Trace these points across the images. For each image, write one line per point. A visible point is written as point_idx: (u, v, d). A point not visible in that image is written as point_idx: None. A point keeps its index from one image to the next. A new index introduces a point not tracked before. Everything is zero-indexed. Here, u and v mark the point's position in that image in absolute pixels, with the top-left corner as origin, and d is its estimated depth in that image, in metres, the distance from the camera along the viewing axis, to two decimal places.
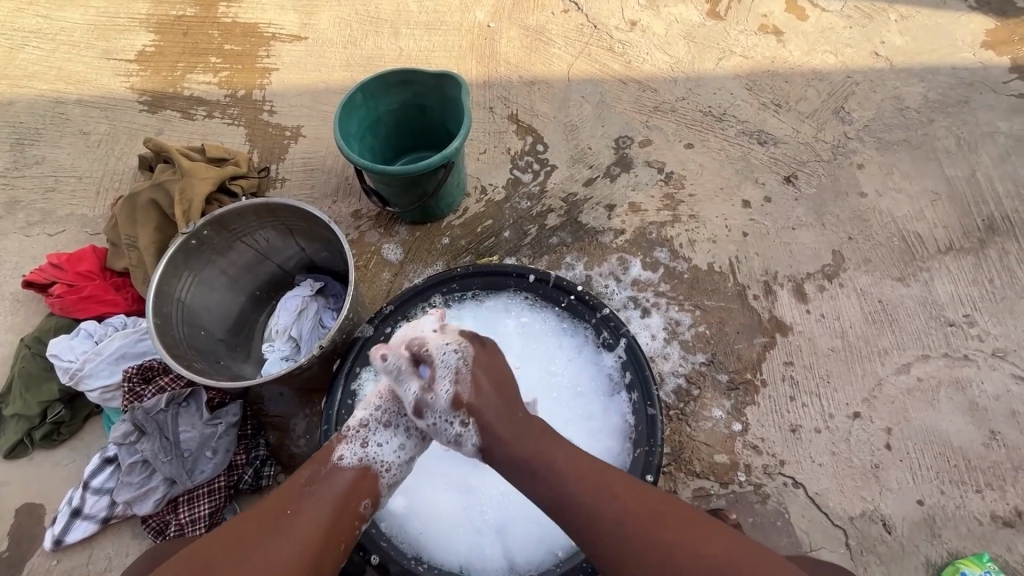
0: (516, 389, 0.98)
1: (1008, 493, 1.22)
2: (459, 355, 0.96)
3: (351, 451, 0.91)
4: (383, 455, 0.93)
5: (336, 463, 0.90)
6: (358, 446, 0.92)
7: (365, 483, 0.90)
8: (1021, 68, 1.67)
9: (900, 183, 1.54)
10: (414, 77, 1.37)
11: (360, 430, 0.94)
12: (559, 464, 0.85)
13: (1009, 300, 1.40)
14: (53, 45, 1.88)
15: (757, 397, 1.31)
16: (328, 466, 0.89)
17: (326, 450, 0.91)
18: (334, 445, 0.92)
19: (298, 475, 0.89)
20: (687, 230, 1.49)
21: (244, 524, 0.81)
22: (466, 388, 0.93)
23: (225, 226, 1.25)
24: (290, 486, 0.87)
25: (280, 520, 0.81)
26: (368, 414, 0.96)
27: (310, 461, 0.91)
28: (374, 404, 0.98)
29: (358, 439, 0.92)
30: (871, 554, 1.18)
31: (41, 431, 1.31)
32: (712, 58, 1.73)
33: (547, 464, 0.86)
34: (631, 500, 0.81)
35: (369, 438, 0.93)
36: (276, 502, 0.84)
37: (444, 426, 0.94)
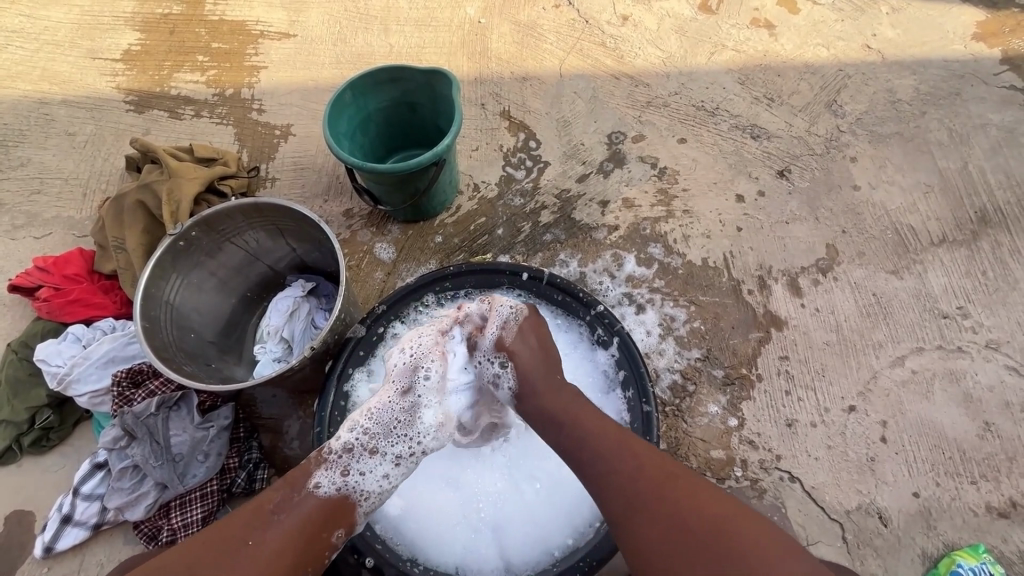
0: (548, 355, 1.01)
1: (1002, 484, 1.22)
2: (514, 312, 1.06)
3: (330, 479, 0.91)
4: (365, 484, 0.94)
5: (311, 491, 0.88)
6: (337, 475, 0.92)
7: (340, 513, 0.89)
8: (1012, 60, 1.68)
9: (893, 176, 1.54)
10: (404, 74, 1.36)
11: (342, 456, 0.94)
12: (590, 421, 0.89)
13: (1002, 291, 1.40)
14: (37, 44, 1.85)
15: (753, 392, 1.31)
16: (302, 493, 0.87)
17: (301, 473, 0.89)
18: (311, 470, 0.90)
19: (267, 496, 0.85)
20: (681, 225, 1.49)
21: (199, 549, 0.77)
22: (512, 334, 1.03)
23: (213, 227, 1.23)
24: (255, 510, 0.83)
25: (242, 551, 0.77)
26: (352, 440, 0.96)
27: (281, 482, 0.88)
28: (361, 425, 0.98)
29: (338, 467, 0.92)
30: (868, 547, 1.18)
31: (29, 437, 1.29)
32: (704, 52, 1.72)
33: (579, 418, 0.90)
34: (647, 462, 0.81)
35: (350, 466, 0.94)
36: (238, 527, 0.80)
37: (487, 364, 1.05)
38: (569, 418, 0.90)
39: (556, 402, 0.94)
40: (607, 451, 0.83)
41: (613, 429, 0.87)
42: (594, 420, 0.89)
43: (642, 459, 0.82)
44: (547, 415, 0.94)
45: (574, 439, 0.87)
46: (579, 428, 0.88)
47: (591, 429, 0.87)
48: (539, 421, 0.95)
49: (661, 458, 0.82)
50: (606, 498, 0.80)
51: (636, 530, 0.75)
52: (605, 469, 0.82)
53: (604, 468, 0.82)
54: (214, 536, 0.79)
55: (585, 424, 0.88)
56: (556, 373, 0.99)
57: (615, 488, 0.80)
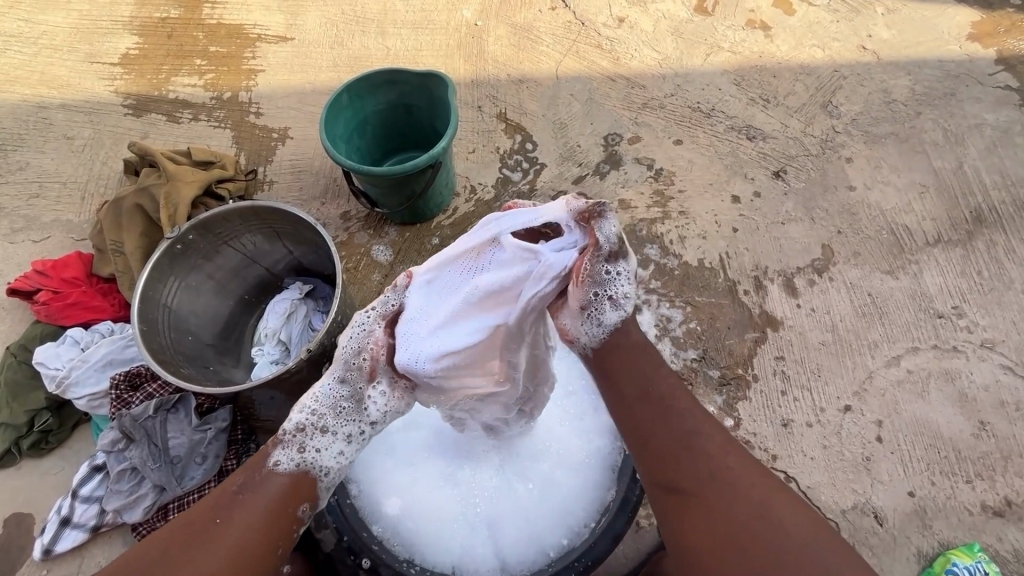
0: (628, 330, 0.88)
1: (997, 483, 1.23)
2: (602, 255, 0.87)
3: (288, 457, 0.86)
4: (322, 461, 0.88)
5: (271, 470, 0.84)
6: (295, 451, 0.87)
7: (303, 488, 0.85)
8: (1006, 60, 1.68)
9: (888, 176, 1.55)
10: (401, 76, 1.37)
11: (298, 434, 0.88)
12: (665, 392, 0.85)
13: (997, 291, 1.40)
14: (36, 48, 1.85)
15: (749, 392, 1.31)
16: (262, 471, 0.83)
17: (260, 455, 0.86)
18: (267, 450, 0.86)
19: (228, 482, 0.82)
20: (677, 226, 1.49)
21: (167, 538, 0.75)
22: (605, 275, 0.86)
23: (210, 230, 1.23)
24: (218, 493, 0.80)
25: (208, 534, 0.75)
26: (303, 420, 0.90)
27: (243, 467, 0.84)
28: (310, 406, 0.91)
29: (294, 445, 0.87)
30: (864, 546, 1.19)
31: (28, 440, 1.30)
32: (701, 53, 1.73)
33: (653, 386, 0.85)
34: (723, 449, 0.79)
35: (306, 443, 0.88)
36: (201, 514, 0.77)
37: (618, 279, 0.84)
38: (640, 380, 0.86)
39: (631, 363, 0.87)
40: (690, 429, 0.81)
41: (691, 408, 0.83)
42: (675, 394, 0.84)
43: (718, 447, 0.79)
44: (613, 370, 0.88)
45: (642, 411, 0.84)
46: (648, 398, 0.84)
47: (663, 397, 0.84)
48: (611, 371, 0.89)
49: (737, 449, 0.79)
50: (668, 467, 0.79)
51: (690, 506, 0.76)
52: (678, 443, 0.80)
53: (676, 444, 0.80)
54: (181, 523, 0.77)
55: (658, 391, 0.85)
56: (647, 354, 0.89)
57: (683, 463, 0.78)
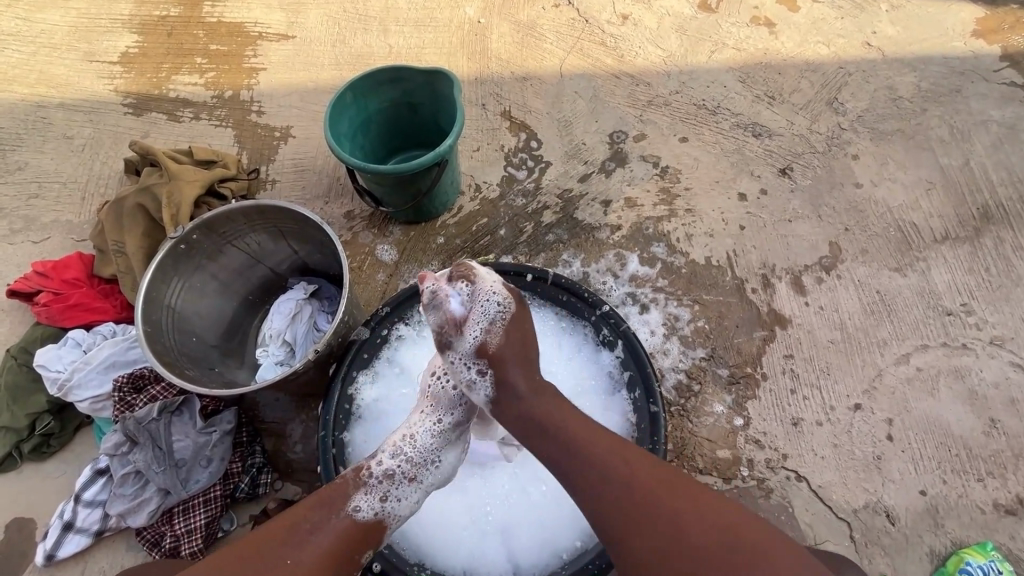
0: (525, 350, 0.97)
1: (1009, 481, 1.22)
2: (501, 307, 0.99)
3: (368, 503, 0.88)
4: (399, 510, 0.92)
5: (350, 514, 0.85)
6: (376, 499, 0.89)
7: (371, 539, 0.86)
8: (1011, 56, 1.68)
9: (895, 173, 1.54)
10: (405, 75, 1.35)
11: (382, 481, 0.92)
12: (571, 421, 0.86)
13: (1005, 287, 1.40)
14: (34, 47, 1.84)
15: (758, 390, 1.30)
16: (339, 515, 0.84)
17: (340, 496, 0.87)
18: (351, 493, 0.88)
19: (302, 514, 0.82)
20: (684, 224, 1.48)
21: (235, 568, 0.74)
22: (496, 338, 0.96)
23: (215, 230, 1.22)
24: (292, 527, 0.80)
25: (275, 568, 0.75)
26: (392, 465, 0.94)
27: (319, 503, 0.84)
28: (400, 451, 0.96)
29: (377, 493, 0.90)
30: (876, 546, 1.18)
31: (29, 444, 1.28)
32: (705, 50, 1.72)
33: (555, 422, 0.86)
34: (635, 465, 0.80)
35: (388, 492, 0.91)
36: (274, 548, 0.77)
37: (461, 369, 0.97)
38: (543, 417, 0.87)
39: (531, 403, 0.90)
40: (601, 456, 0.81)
41: (595, 433, 0.84)
42: (582, 426, 0.85)
43: (635, 462, 0.80)
44: (526, 413, 0.89)
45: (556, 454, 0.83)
46: (555, 442, 0.84)
47: (570, 431, 0.84)
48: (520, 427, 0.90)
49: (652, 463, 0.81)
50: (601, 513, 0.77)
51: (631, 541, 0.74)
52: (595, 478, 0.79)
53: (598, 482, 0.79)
54: (250, 552, 0.76)
55: (563, 427, 0.85)
56: (531, 370, 0.95)
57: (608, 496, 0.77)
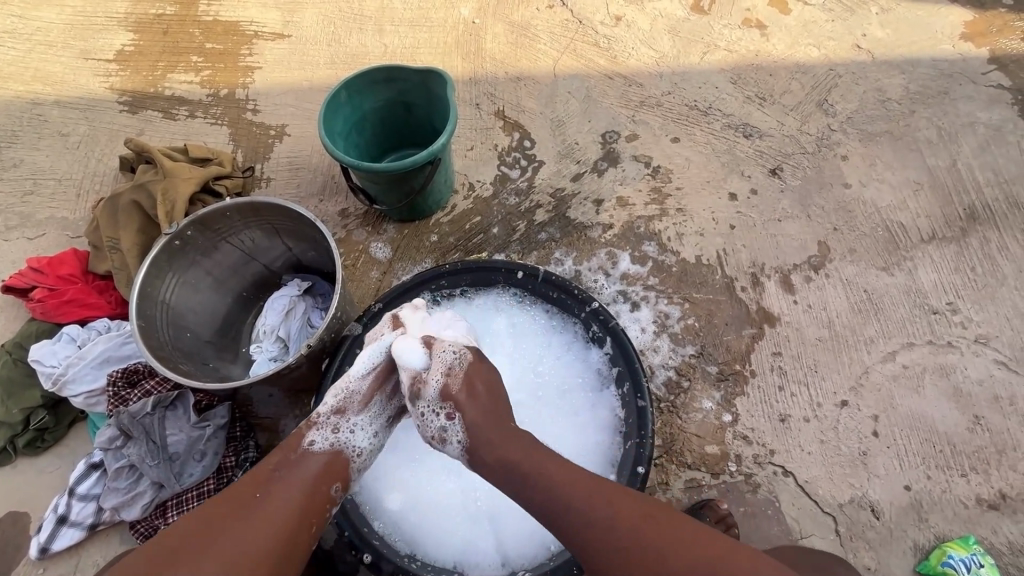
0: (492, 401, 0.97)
1: (992, 477, 1.24)
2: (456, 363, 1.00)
3: (322, 437, 0.92)
4: (355, 440, 0.95)
5: (307, 448, 0.90)
6: (329, 431, 0.93)
7: (336, 466, 0.91)
8: (998, 59, 1.70)
9: (883, 174, 1.56)
10: (399, 74, 1.36)
11: (331, 417, 0.95)
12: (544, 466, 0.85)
13: (990, 287, 1.42)
14: (29, 45, 1.84)
15: (747, 387, 1.32)
16: (299, 452, 0.88)
17: (295, 436, 0.91)
18: (304, 431, 0.92)
19: (267, 459, 0.87)
20: (675, 223, 1.50)
21: (209, 510, 0.78)
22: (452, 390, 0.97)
23: (209, 227, 1.23)
24: (259, 471, 0.85)
25: (252, 506, 0.79)
26: (337, 402, 0.97)
27: (280, 446, 0.89)
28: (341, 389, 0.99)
29: (329, 425, 0.94)
30: (861, 539, 1.20)
31: (23, 439, 1.29)
32: (697, 52, 1.74)
33: (552, 465, 0.85)
34: (619, 506, 0.79)
35: (340, 424, 0.95)
36: (243, 488, 0.81)
37: (431, 418, 0.98)
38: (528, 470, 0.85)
39: (507, 451, 0.88)
40: (591, 505, 0.79)
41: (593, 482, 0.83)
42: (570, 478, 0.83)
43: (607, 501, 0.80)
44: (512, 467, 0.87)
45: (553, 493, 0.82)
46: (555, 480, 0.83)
47: (557, 479, 0.83)
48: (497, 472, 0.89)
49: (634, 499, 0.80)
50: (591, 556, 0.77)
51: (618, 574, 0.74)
52: (583, 528, 0.78)
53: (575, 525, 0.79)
54: (222, 496, 0.80)
55: (551, 478, 0.83)
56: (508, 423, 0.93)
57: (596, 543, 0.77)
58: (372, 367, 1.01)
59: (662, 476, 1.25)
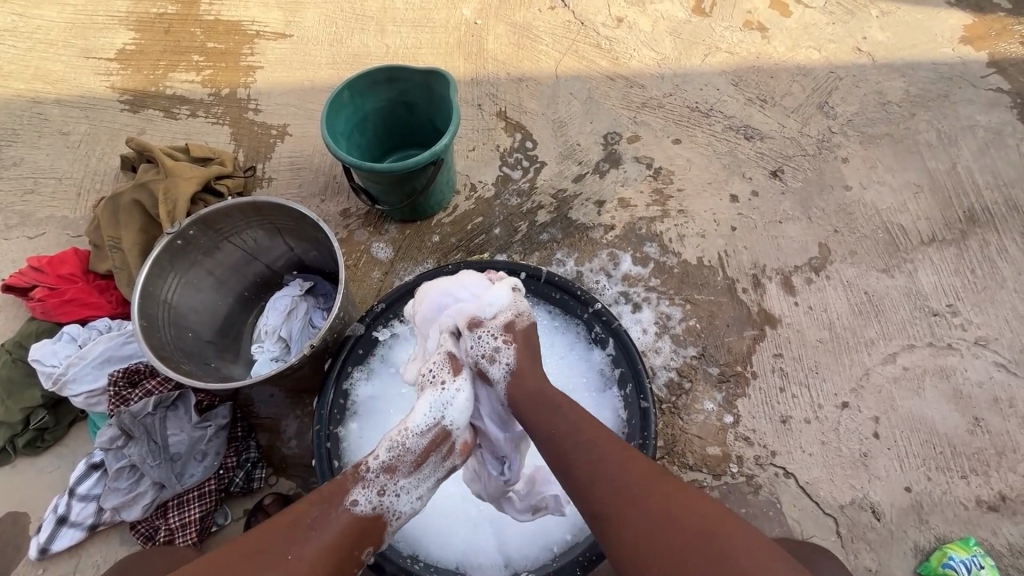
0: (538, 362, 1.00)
1: (992, 478, 1.25)
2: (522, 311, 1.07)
3: (366, 497, 0.84)
4: (398, 505, 0.87)
5: (348, 508, 0.82)
6: (375, 492, 0.85)
7: (373, 532, 0.83)
8: (998, 63, 1.71)
9: (883, 176, 1.57)
10: (402, 74, 1.36)
11: (380, 475, 0.86)
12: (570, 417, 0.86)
13: (990, 289, 1.42)
14: (30, 43, 1.84)
15: (748, 388, 1.32)
16: (339, 509, 0.81)
17: (339, 488, 0.83)
18: (349, 486, 0.84)
19: (301, 509, 0.79)
20: (676, 224, 1.50)
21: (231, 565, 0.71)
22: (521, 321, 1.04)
23: (211, 226, 1.23)
24: (292, 523, 0.77)
25: (280, 567, 0.72)
26: (387, 457, 0.89)
27: (318, 495, 0.82)
28: (394, 441, 0.90)
29: (376, 485, 0.85)
30: (861, 541, 1.20)
31: (23, 438, 1.28)
32: (698, 54, 1.74)
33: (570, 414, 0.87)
34: (631, 461, 0.79)
35: (388, 485, 0.86)
36: (274, 545, 0.74)
37: (485, 339, 1.01)
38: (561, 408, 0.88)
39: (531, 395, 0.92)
40: (603, 454, 0.80)
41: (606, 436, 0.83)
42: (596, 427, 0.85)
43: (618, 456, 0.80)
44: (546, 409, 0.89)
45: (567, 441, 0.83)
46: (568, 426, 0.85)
47: (580, 425, 0.85)
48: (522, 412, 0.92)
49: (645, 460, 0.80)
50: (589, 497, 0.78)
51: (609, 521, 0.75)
52: (591, 471, 0.79)
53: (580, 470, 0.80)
54: (246, 546, 0.74)
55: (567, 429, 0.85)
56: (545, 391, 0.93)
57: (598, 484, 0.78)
58: (430, 426, 0.93)
59: None
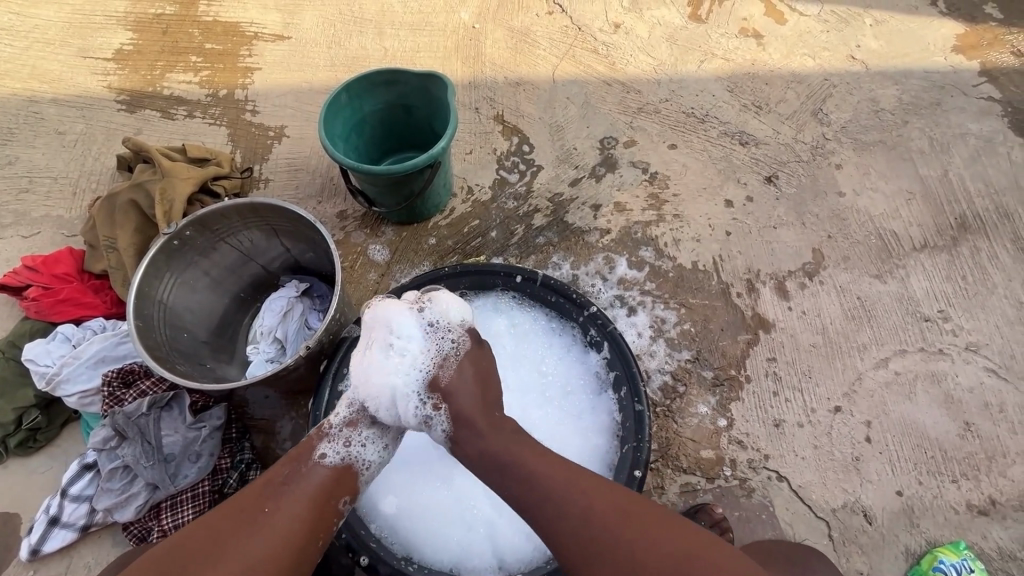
0: (485, 386, 0.98)
1: (982, 483, 1.26)
2: (453, 344, 1.00)
3: (334, 450, 0.91)
4: (365, 455, 0.94)
5: (317, 462, 0.88)
6: (341, 445, 0.92)
7: (345, 482, 0.89)
8: (989, 72, 1.73)
9: (876, 183, 1.58)
10: (400, 77, 1.37)
11: (344, 429, 0.94)
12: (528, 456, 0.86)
13: (981, 295, 1.44)
14: (27, 42, 1.83)
15: (742, 392, 1.33)
16: (308, 465, 0.87)
17: (307, 447, 0.90)
18: (315, 443, 0.91)
19: (274, 472, 0.86)
20: (671, 229, 1.51)
21: (214, 524, 0.78)
22: (449, 372, 0.97)
23: (208, 227, 1.23)
24: (265, 483, 0.84)
25: (258, 520, 0.79)
26: (351, 413, 0.96)
27: (288, 458, 0.88)
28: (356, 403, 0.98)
29: (341, 439, 0.92)
30: (853, 544, 1.21)
31: (16, 438, 1.28)
32: (694, 60, 1.76)
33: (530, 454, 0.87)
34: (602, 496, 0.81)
35: (353, 437, 0.94)
36: (248, 503, 0.81)
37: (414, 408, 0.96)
38: (513, 468, 0.85)
39: (492, 443, 0.89)
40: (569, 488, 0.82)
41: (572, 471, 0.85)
42: (556, 469, 0.84)
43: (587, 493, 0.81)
44: (496, 456, 0.87)
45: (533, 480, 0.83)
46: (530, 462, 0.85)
47: (539, 477, 0.83)
48: (477, 463, 0.89)
49: (613, 489, 0.83)
50: (570, 551, 0.78)
51: (600, 570, 0.75)
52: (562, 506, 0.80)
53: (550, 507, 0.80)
54: (229, 509, 0.81)
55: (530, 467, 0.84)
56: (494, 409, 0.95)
57: (576, 535, 0.78)
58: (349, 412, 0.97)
59: (658, 480, 1.26)
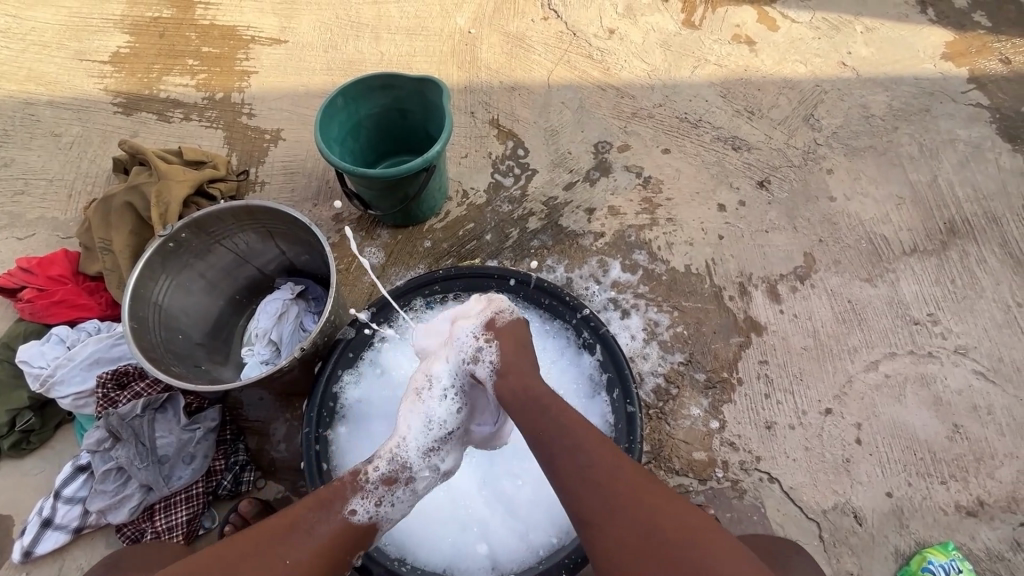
0: (532, 362, 0.99)
1: (971, 484, 1.27)
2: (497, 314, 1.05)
3: (364, 507, 0.85)
4: (392, 513, 0.88)
5: (345, 516, 0.83)
6: (372, 502, 0.86)
7: (364, 539, 0.85)
8: (977, 79, 1.75)
9: (867, 188, 1.60)
10: (396, 82, 1.38)
11: (378, 485, 0.88)
12: (559, 412, 0.87)
13: (969, 299, 1.46)
14: (23, 45, 1.84)
15: (734, 395, 1.34)
16: (336, 516, 0.82)
17: (336, 495, 0.84)
18: (346, 494, 0.85)
19: (299, 513, 0.81)
20: (665, 233, 1.53)
21: (230, 566, 0.73)
22: (498, 317, 1.03)
23: (203, 229, 1.23)
24: (292, 529, 0.79)
25: (276, 570, 0.74)
26: (382, 470, 0.90)
27: (314, 500, 0.83)
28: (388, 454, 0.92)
29: (373, 496, 0.86)
30: (844, 545, 1.22)
31: (8, 441, 1.27)
32: (687, 66, 1.78)
33: (563, 415, 0.87)
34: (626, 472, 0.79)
35: (384, 495, 0.88)
36: (271, 550, 0.75)
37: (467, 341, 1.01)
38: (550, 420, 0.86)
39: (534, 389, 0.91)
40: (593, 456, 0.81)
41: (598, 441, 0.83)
42: (584, 425, 0.85)
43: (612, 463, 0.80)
44: (534, 408, 0.88)
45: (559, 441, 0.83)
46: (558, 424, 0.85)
47: (569, 431, 0.84)
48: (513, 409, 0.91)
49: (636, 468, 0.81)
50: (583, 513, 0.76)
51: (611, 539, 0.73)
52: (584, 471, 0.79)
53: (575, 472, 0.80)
54: (247, 550, 0.75)
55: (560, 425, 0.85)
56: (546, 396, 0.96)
57: (592, 499, 0.77)
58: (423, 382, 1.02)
59: None
